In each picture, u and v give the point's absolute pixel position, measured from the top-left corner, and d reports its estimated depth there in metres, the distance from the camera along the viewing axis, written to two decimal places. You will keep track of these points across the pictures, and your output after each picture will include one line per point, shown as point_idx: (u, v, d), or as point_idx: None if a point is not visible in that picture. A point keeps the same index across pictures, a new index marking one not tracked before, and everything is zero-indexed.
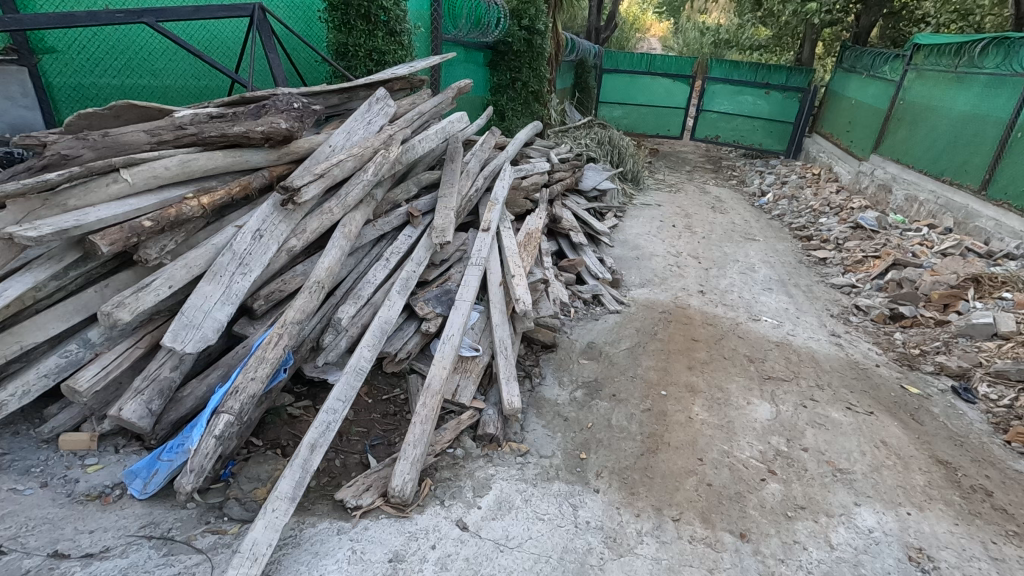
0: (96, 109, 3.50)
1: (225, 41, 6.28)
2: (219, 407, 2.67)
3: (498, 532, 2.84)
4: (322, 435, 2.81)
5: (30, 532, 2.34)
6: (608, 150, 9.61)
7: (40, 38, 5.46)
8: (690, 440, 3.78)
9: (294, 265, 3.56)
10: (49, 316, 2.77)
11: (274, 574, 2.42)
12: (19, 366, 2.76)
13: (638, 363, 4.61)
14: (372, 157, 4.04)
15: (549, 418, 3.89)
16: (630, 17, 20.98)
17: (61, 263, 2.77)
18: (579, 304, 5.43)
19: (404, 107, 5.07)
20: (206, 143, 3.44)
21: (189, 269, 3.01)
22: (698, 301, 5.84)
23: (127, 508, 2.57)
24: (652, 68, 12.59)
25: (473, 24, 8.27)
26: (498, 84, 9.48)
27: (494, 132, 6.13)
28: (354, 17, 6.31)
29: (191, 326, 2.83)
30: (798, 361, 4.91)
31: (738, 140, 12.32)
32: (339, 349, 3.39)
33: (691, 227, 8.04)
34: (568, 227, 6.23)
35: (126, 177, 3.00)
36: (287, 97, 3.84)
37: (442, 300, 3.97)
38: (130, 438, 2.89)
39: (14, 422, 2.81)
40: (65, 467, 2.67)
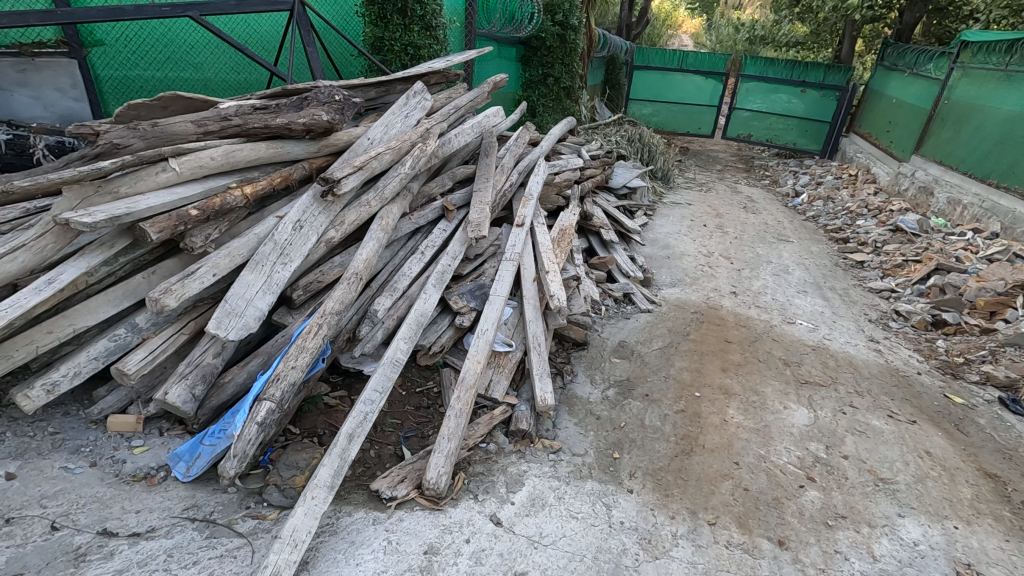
0: (145, 100, 3.55)
1: (264, 34, 6.37)
2: (261, 395, 2.71)
3: (532, 528, 2.82)
4: (360, 425, 2.83)
5: (81, 510, 2.42)
6: (638, 148, 9.49)
7: (90, 31, 5.68)
8: (725, 444, 3.70)
9: (332, 256, 3.59)
10: (98, 301, 2.84)
11: (312, 560, 2.45)
12: (70, 348, 2.85)
13: (670, 363, 4.53)
14: (409, 150, 4.05)
15: (581, 416, 3.86)
16: (660, 12, 20.62)
17: (112, 250, 2.83)
18: (610, 302, 5.37)
19: (440, 101, 5.06)
20: (250, 134, 3.49)
21: (232, 259, 3.06)
22: (730, 302, 5.73)
23: (171, 490, 2.62)
24: (684, 65, 12.39)
25: (507, 19, 8.29)
26: (530, 79, 9.44)
27: (528, 126, 6.09)
28: (390, 11, 6.35)
29: (234, 314, 2.87)
30: (836, 367, 4.77)
31: (771, 139, 12.05)
32: (375, 341, 3.41)
33: (723, 227, 7.89)
34: (600, 224, 6.16)
35: (175, 166, 3.05)
36: (328, 89, 3.84)
37: (476, 294, 3.97)
38: (173, 422, 2.95)
39: (65, 403, 2.90)
40: (111, 448, 2.73)
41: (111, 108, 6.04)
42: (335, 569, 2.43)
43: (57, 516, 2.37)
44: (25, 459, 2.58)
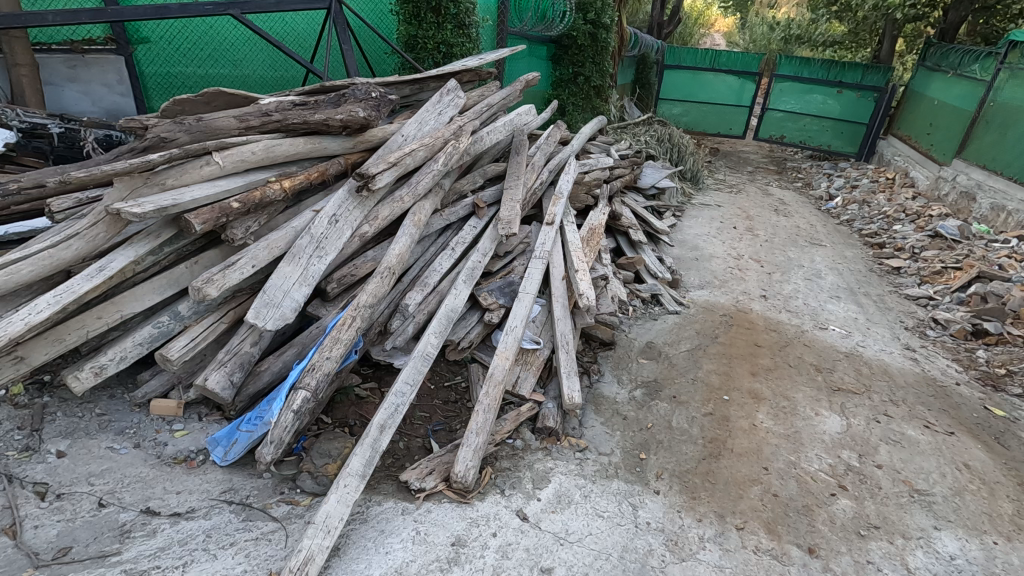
0: (189, 96, 3.67)
1: (302, 32, 6.50)
2: (297, 383, 2.78)
3: (558, 525, 2.84)
4: (391, 416, 2.87)
5: (126, 489, 2.52)
6: (667, 148, 9.39)
7: (136, 29, 5.87)
8: (754, 448, 3.65)
9: (365, 250, 3.65)
10: (145, 289, 2.94)
11: (343, 547, 2.51)
12: (117, 334, 2.96)
13: (698, 366, 4.49)
14: (442, 147, 4.09)
15: (608, 415, 3.85)
16: (692, 10, 20.26)
17: (158, 240, 2.93)
18: (637, 303, 5.34)
19: (473, 99, 5.10)
20: (289, 129, 3.57)
21: (271, 250, 3.13)
22: (760, 306, 5.64)
23: (209, 473, 2.71)
24: (716, 64, 12.18)
25: (538, 18, 8.42)
26: (560, 78, 9.42)
27: (559, 125, 6.07)
28: (424, 9, 6.42)
29: (272, 304, 2.94)
30: (870, 374, 4.66)
31: (805, 141, 11.81)
32: (406, 335, 3.47)
33: (753, 229, 7.76)
34: (628, 224, 6.11)
35: (218, 159, 3.14)
36: (366, 87, 4.00)
37: (506, 291, 3.99)
38: (211, 408, 3.04)
39: (110, 386, 3.01)
40: (154, 431, 2.83)
41: (155, 104, 6.25)
42: (365, 556, 2.48)
43: (104, 493, 2.48)
44: (75, 438, 2.70)
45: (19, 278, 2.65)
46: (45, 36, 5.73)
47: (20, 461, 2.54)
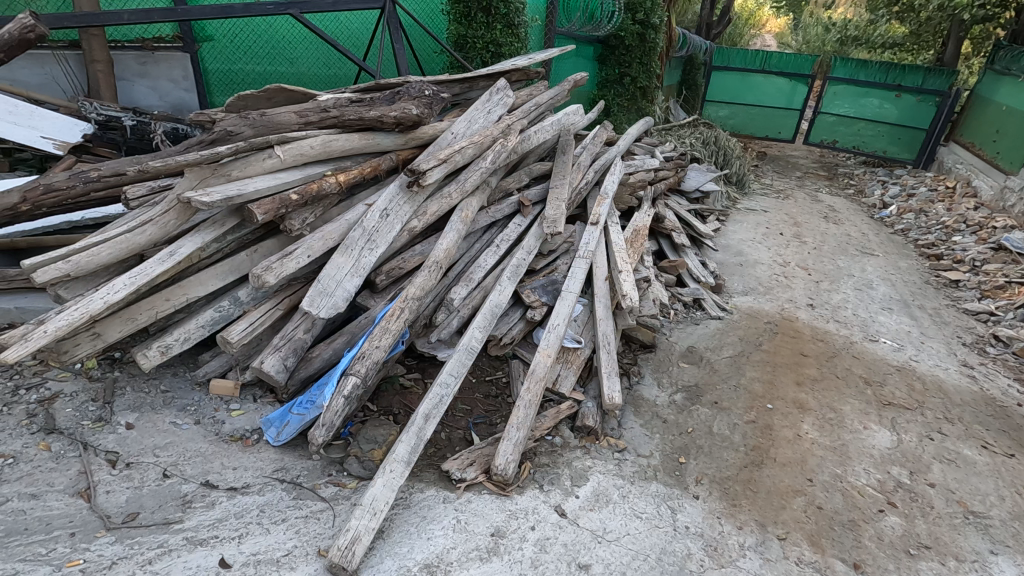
0: (253, 91, 3.82)
1: (356, 31, 6.68)
2: (348, 370, 2.88)
3: (597, 523, 2.85)
4: (436, 406, 2.94)
5: (188, 462, 2.67)
6: (713, 151, 9.26)
7: (202, 27, 6.17)
8: (798, 458, 3.57)
9: (413, 245, 3.74)
10: (208, 274, 3.09)
11: (386, 530, 2.58)
12: (182, 316, 3.12)
13: (741, 373, 4.40)
14: (491, 145, 4.14)
15: (647, 418, 3.83)
16: (743, 11, 19.76)
17: (223, 228, 3.09)
18: (679, 307, 5.28)
19: (521, 98, 5.14)
20: (346, 125, 3.69)
21: (325, 241, 3.25)
22: (807, 314, 5.49)
23: (263, 452, 2.84)
24: (767, 67, 11.90)
25: (587, 18, 8.45)
26: (606, 78, 9.38)
27: (605, 125, 6.05)
28: (475, 9, 6.51)
29: (325, 293, 3.04)
30: (923, 390, 4.47)
31: (857, 146, 11.40)
32: (451, 328, 3.54)
33: (801, 236, 7.54)
34: (672, 227, 6.05)
35: (280, 153, 3.28)
36: (419, 85, 4.10)
37: (549, 290, 4.02)
38: (264, 390, 3.18)
39: (173, 365, 3.19)
40: (213, 409, 2.98)
41: (216, 99, 6.53)
42: (407, 540, 2.55)
43: (168, 465, 2.63)
44: (142, 412, 2.87)
45: (99, 260, 2.84)
46: (120, 34, 6.11)
47: (94, 430, 2.72)
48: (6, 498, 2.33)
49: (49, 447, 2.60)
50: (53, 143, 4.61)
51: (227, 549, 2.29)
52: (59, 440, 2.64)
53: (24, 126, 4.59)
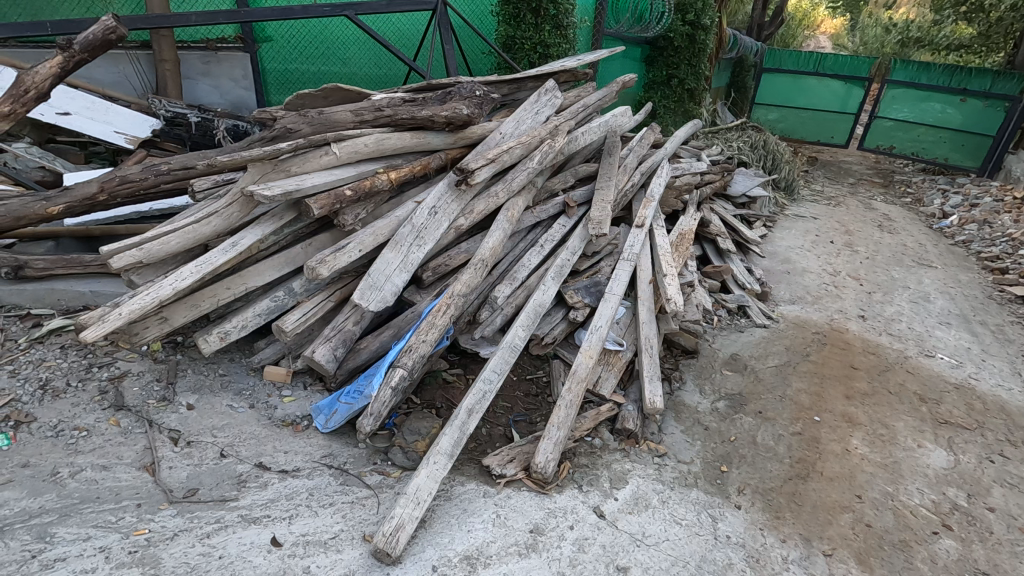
0: (311, 90, 3.96)
1: (407, 32, 6.83)
2: (395, 362, 2.96)
3: (635, 527, 2.83)
4: (479, 402, 2.98)
5: (242, 444, 2.80)
6: (761, 155, 9.03)
7: (262, 28, 6.41)
8: (847, 474, 3.46)
9: (459, 242, 3.81)
10: (266, 265, 3.23)
11: (428, 520, 2.64)
12: (240, 304, 3.26)
13: (787, 383, 4.28)
14: (539, 146, 4.16)
15: (688, 424, 3.78)
16: (797, 11, 19.13)
17: (281, 222, 3.22)
18: (723, 313, 5.18)
19: (569, 100, 5.14)
20: (398, 124, 3.78)
21: (376, 237, 3.34)
22: (858, 326, 5.29)
23: (312, 438, 2.95)
24: (821, 69, 11.53)
25: (636, 19, 8.38)
26: (653, 80, 9.28)
27: (653, 127, 5.98)
28: (524, 10, 6.56)
29: (375, 287, 3.13)
30: (984, 411, 4.25)
31: (917, 153, 10.90)
32: (494, 326, 3.58)
33: (853, 245, 7.27)
34: (717, 232, 5.93)
35: (336, 150, 3.39)
36: (470, 85, 4.18)
37: (592, 291, 4.02)
38: (314, 378, 3.30)
39: (230, 351, 3.34)
40: (266, 395, 3.11)
41: (272, 98, 6.76)
42: (448, 531, 2.59)
43: (225, 445, 2.76)
44: (202, 394, 3.02)
45: (169, 248, 3.01)
46: (187, 35, 6.43)
47: (158, 409, 2.88)
48: (80, 468, 2.49)
49: (118, 423, 2.76)
50: (124, 138, 4.91)
51: (279, 528, 2.39)
52: (127, 417, 2.81)
53: (100, 121, 4.98)
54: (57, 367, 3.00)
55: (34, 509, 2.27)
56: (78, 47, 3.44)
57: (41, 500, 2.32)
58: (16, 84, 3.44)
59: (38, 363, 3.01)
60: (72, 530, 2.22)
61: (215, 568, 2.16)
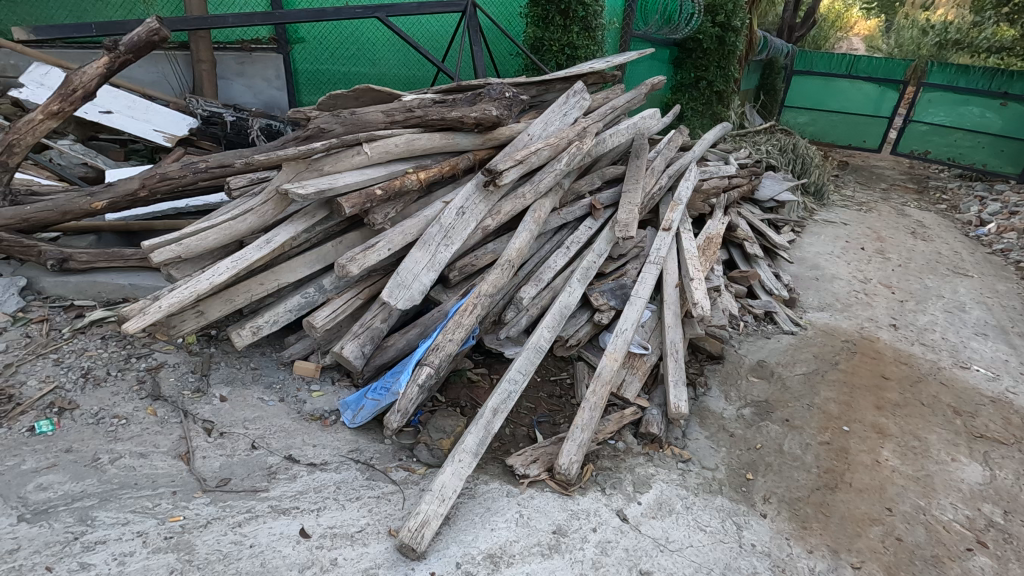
0: (343, 91, 4.02)
1: (436, 34, 6.90)
2: (422, 360, 3.00)
3: (659, 531, 2.82)
4: (504, 401, 2.99)
5: (273, 436, 2.86)
6: (790, 159, 8.89)
7: (295, 30, 6.54)
8: (877, 485, 3.39)
9: (486, 243, 3.83)
10: (298, 262, 3.30)
11: (452, 517, 2.66)
12: (272, 300, 3.34)
13: (815, 392, 4.20)
14: (567, 147, 4.16)
15: (713, 430, 3.74)
16: (830, 12, 18.73)
17: (313, 220, 3.29)
18: (749, 319, 5.10)
19: (597, 101, 5.13)
20: (428, 125, 3.82)
21: (405, 236, 3.38)
22: (889, 335, 5.16)
23: (339, 432, 3.00)
24: (854, 71, 11.23)
25: (665, 21, 8.35)
26: (681, 82, 9.20)
27: (681, 130, 5.92)
28: (553, 12, 6.56)
29: (403, 286, 3.17)
30: (1021, 426, 4.12)
31: (953, 158, 10.59)
32: (519, 326, 3.60)
33: (884, 252, 7.10)
34: (744, 236, 5.85)
35: (367, 150, 3.45)
36: (500, 86, 4.21)
37: (617, 294, 4.00)
38: (342, 374, 3.35)
39: (262, 345, 3.42)
40: (295, 389, 3.18)
41: (304, 98, 6.89)
42: (472, 529, 2.61)
43: (256, 437, 2.83)
44: (234, 386, 3.11)
45: (206, 244, 3.10)
46: (223, 36, 6.59)
47: (193, 399, 2.97)
48: (120, 455, 2.58)
49: (155, 412, 2.85)
50: (162, 136, 5.06)
51: (307, 520, 2.45)
52: (163, 406, 2.89)
53: (140, 120, 5.13)
54: (98, 356, 3.11)
55: (77, 493, 2.37)
56: (123, 48, 3.56)
57: (83, 484, 2.41)
58: (65, 84, 3.57)
59: (81, 352, 3.12)
60: (112, 514, 2.30)
61: (246, 557, 2.22)
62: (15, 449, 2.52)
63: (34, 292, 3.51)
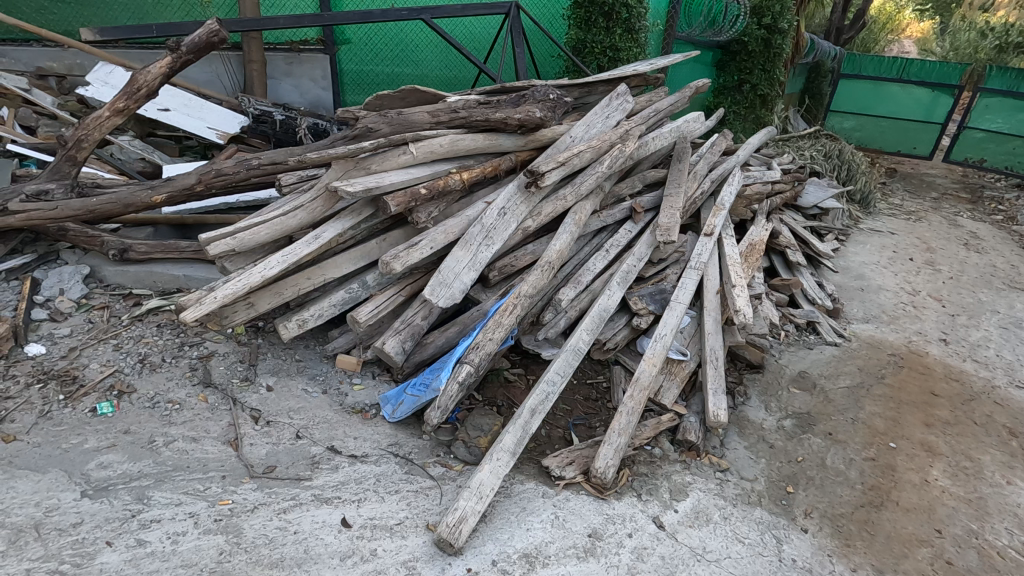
0: (389, 91, 4.10)
1: (478, 36, 6.98)
2: (462, 358, 3.03)
3: (696, 541, 2.78)
4: (543, 402, 3.00)
5: (316, 427, 2.94)
6: (835, 165, 8.64)
7: (341, 31, 6.70)
8: (925, 505, 3.26)
9: (526, 243, 3.85)
10: (344, 258, 3.38)
11: (488, 515, 2.68)
12: (318, 294, 3.42)
13: (860, 406, 4.06)
14: (609, 150, 4.14)
15: (752, 440, 3.66)
16: (881, 14, 18.07)
17: (359, 217, 3.36)
18: (790, 328, 4.98)
19: (640, 104, 5.09)
20: (472, 126, 3.86)
21: (447, 235, 3.43)
22: (938, 350, 4.96)
23: (379, 426, 3.06)
24: (905, 75, 10.81)
25: (708, 24, 8.28)
26: (724, 85, 9.04)
27: (725, 134, 5.82)
28: (596, 14, 6.54)
29: (445, 284, 3.20)
30: None
31: (1010, 166, 10.19)
32: (558, 328, 3.60)
33: (934, 264, 6.82)
34: (787, 243, 5.70)
35: (413, 150, 3.51)
36: (544, 89, 4.23)
37: (657, 298, 3.95)
38: (382, 369, 3.42)
39: (306, 338, 3.51)
40: (338, 381, 3.26)
41: (348, 97, 7.04)
42: (508, 528, 2.63)
43: (300, 427, 2.92)
44: (280, 376, 3.21)
45: (258, 238, 3.21)
46: (274, 37, 6.80)
47: (242, 388, 3.07)
48: (174, 438, 2.69)
49: (206, 398, 2.97)
50: (215, 133, 5.25)
51: (348, 510, 2.51)
52: (214, 394, 3.00)
53: (195, 118, 5.34)
54: (154, 343, 3.25)
55: (134, 472, 2.48)
56: (185, 48, 3.72)
57: (140, 465, 2.53)
58: (131, 83, 3.75)
59: (139, 338, 3.27)
60: (166, 494, 2.40)
61: (291, 543, 2.29)
62: (79, 428, 2.67)
63: (97, 280, 3.69)
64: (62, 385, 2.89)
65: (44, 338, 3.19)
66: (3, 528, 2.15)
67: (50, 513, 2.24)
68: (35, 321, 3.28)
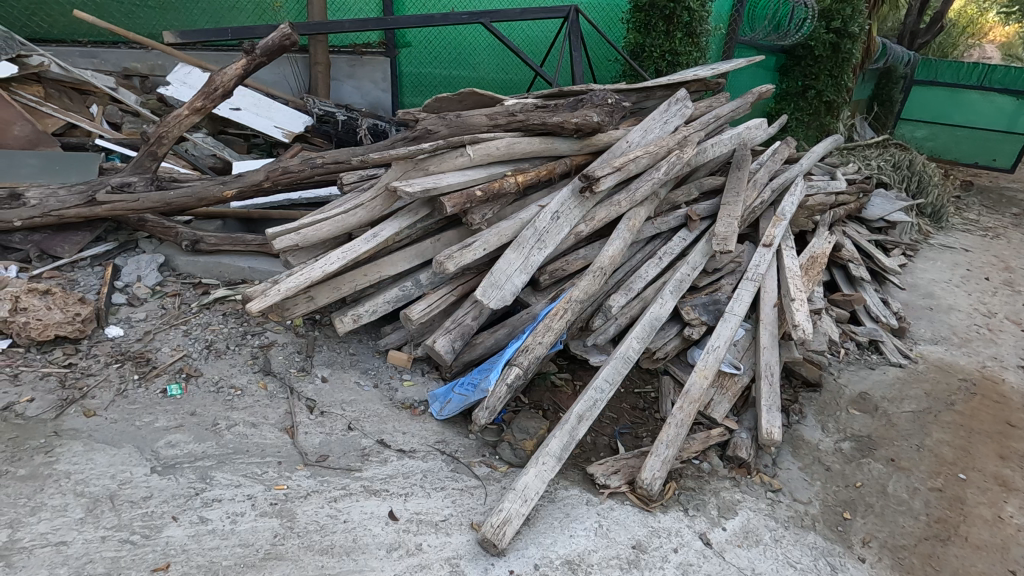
0: (448, 94, 4.18)
1: (536, 39, 7.01)
2: (511, 360, 3.04)
3: (745, 561, 2.69)
4: (590, 408, 2.98)
5: (367, 420, 3.02)
6: (905, 176, 8.18)
7: (403, 35, 6.87)
8: (998, 544, 3.05)
9: (578, 248, 3.83)
10: (399, 256, 3.47)
11: (531, 518, 2.68)
12: (373, 290, 3.52)
13: (926, 432, 3.83)
14: (666, 156, 4.06)
15: (807, 462, 3.51)
16: (959, 16, 17.00)
17: (416, 217, 3.43)
18: (851, 346, 4.75)
19: (699, 110, 4.98)
20: (528, 129, 3.88)
21: (500, 237, 3.45)
22: (1016, 378, 4.62)
23: (426, 422, 3.11)
24: (987, 83, 10.24)
25: (773, 28, 8.04)
26: (786, 91, 8.73)
27: (787, 141, 5.61)
28: (655, 18, 6.45)
29: (496, 286, 3.22)
30: None
31: None
32: (607, 335, 3.59)
33: (1013, 284, 6.36)
34: (850, 257, 5.44)
35: (470, 152, 3.55)
36: (602, 93, 4.18)
37: (710, 308, 3.84)
38: (431, 366, 3.48)
39: (360, 332, 3.61)
40: (388, 376, 3.34)
41: (406, 100, 7.21)
42: (551, 533, 2.62)
43: (352, 419, 3.00)
44: (335, 368, 3.31)
45: (321, 234, 3.33)
46: (338, 40, 7.00)
47: (299, 377, 3.19)
48: (236, 422, 2.83)
49: (265, 386, 3.10)
50: (281, 132, 5.49)
51: (396, 503, 2.56)
52: (273, 381, 3.13)
53: (264, 117, 5.60)
54: (220, 331, 3.41)
55: (199, 452, 2.62)
56: (259, 51, 3.91)
57: (204, 445, 2.66)
58: (208, 83, 3.96)
59: (206, 326, 3.44)
60: (227, 476, 2.53)
61: (341, 531, 2.36)
62: (151, 408, 2.84)
63: (170, 269, 3.91)
64: (136, 366, 3.09)
65: (121, 322, 3.40)
66: (83, 496, 2.31)
67: (123, 486, 2.39)
68: (114, 305, 3.50)
